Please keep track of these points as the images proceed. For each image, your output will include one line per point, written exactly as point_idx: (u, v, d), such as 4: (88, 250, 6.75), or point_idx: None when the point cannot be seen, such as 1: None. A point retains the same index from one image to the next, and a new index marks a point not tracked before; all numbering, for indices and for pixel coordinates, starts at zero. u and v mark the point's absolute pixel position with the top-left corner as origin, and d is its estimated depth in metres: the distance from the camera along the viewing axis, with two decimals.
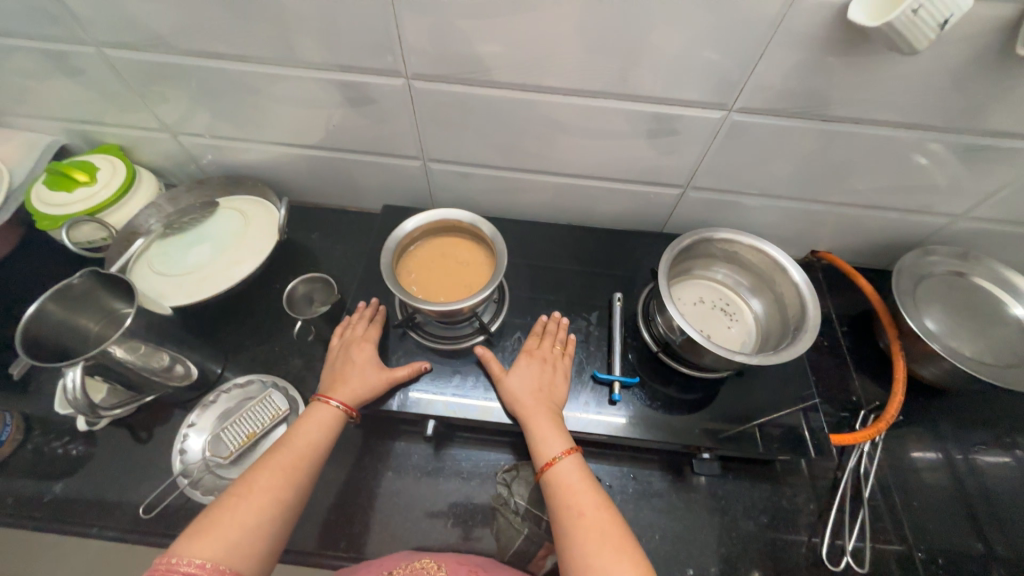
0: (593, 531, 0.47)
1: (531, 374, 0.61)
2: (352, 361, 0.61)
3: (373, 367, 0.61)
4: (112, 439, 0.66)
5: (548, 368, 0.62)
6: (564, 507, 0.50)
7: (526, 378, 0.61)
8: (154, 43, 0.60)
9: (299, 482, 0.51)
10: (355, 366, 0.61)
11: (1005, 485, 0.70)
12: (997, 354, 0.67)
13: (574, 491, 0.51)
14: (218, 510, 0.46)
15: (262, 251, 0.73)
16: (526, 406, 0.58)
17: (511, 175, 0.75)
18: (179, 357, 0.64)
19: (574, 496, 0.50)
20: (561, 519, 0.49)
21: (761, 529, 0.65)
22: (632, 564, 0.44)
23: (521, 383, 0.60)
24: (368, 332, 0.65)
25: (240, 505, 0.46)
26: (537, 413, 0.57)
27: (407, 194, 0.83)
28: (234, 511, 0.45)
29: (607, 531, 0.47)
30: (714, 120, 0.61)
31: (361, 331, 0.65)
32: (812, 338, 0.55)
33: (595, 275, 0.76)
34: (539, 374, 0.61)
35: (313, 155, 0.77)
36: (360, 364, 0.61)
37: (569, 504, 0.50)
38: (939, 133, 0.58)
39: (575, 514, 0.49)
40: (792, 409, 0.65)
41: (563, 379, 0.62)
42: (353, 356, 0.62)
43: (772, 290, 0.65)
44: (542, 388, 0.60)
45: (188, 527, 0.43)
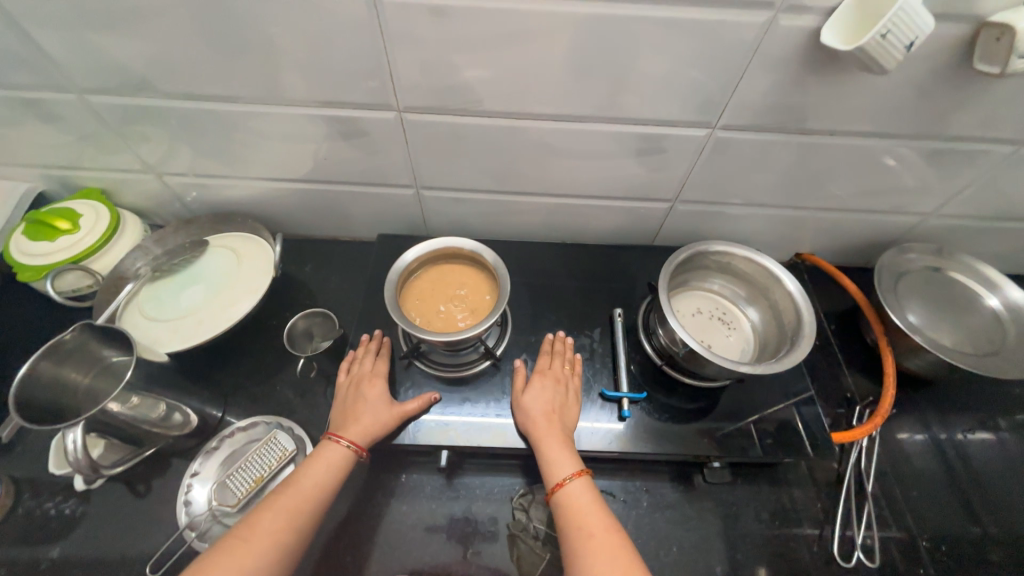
0: (601, 554, 0.48)
1: (542, 394, 0.61)
2: (362, 397, 0.61)
3: (383, 402, 0.60)
4: (110, 495, 0.63)
5: (560, 388, 0.63)
6: (574, 529, 0.51)
7: (538, 398, 0.61)
8: (138, 86, 0.59)
9: (302, 525, 0.50)
10: (366, 402, 0.60)
11: (994, 468, 0.74)
12: (977, 342, 0.71)
13: (583, 514, 0.51)
14: (220, 554, 0.46)
15: (258, 289, 0.72)
16: (537, 427, 0.59)
17: (504, 198, 0.76)
18: (177, 405, 0.62)
19: (584, 519, 0.51)
20: (570, 541, 0.50)
21: (773, 531, 0.67)
22: None
23: (533, 403, 0.60)
24: (376, 366, 0.64)
25: (242, 548, 0.47)
26: (548, 434, 0.58)
27: (401, 222, 0.83)
28: (236, 556, 0.46)
29: (615, 554, 0.48)
30: (699, 137, 0.63)
31: (368, 366, 0.64)
32: (809, 345, 0.57)
33: (593, 291, 0.77)
34: (551, 394, 0.61)
35: (304, 189, 0.76)
36: (370, 400, 0.60)
37: (578, 527, 0.51)
38: (907, 140, 0.62)
39: (584, 536, 0.50)
40: (783, 405, 0.68)
41: (573, 399, 0.63)
42: (363, 392, 0.61)
43: (767, 299, 0.67)
44: (554, 409, 0.60)
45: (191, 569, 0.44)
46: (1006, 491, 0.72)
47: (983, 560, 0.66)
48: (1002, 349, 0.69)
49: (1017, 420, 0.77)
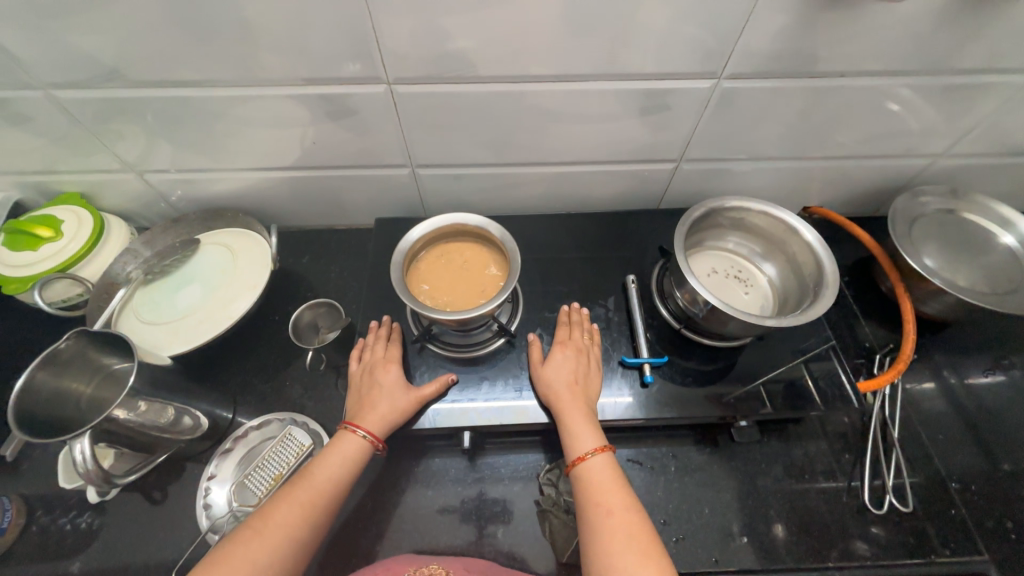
0: (619, 533, 0.46)
1: (564, 367, 0.60)
2: (378, 384, 0.59)
3: (399, 388, 0.59)
4: (126, 505, 0.62)
5: (582, 359, 0.61)
6: (593, 505, 0.49)
7: (561, 370, 0.59)
8: (107, 77, 0.55)
9: (316, 519, 0.49)
10: (382, 390, 0.58)
11: (1014, 405, 0.74)
12: (993, 283, 0.70)
13: (603, 491, 0.50)
14: (233, 547, 0.45)
15: (257, 284, 0.70)
16: (559, 399, 0.57)
17: (504, 171, 0.73)
18: (185, 408, 0.60)
19: (603, 495, 0.49)
20: (588, 517, 0.49)
21: (803, 485, 0.66)
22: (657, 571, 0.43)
23: (555, 376, 0.59)
24: (390, 352, 0.62)
25: (256, 540, 0.45)
26: (570, 407, 0.56)
27: (398, 204, 0.80)
28: (248, 550, 0.45)
29: (633, 533, 0.46)
30: (705, 90, 0.60)
31: (382, 352, 0.62)
32: (833, 295, 0.56)
33: (601, 261, 0.75)
34: (573, 366, 0.60)
35: (294, 177, 0.73)
36: (387, 387, 0.58)
37: (597, 503, 0.49)
38: (919, 77, 0.60)
39: (603, 513, 0.48)
40: (793, 363, 0.67)
41: (595, 373, 0.61)
42: (379, 379, 0.59)
43: (784, 253, 0.66)
44: (576, 381, 0.59)
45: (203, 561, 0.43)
46: None
47: (1009, 497, 0.67)
48: (1021, 286, 0.68)
49: None
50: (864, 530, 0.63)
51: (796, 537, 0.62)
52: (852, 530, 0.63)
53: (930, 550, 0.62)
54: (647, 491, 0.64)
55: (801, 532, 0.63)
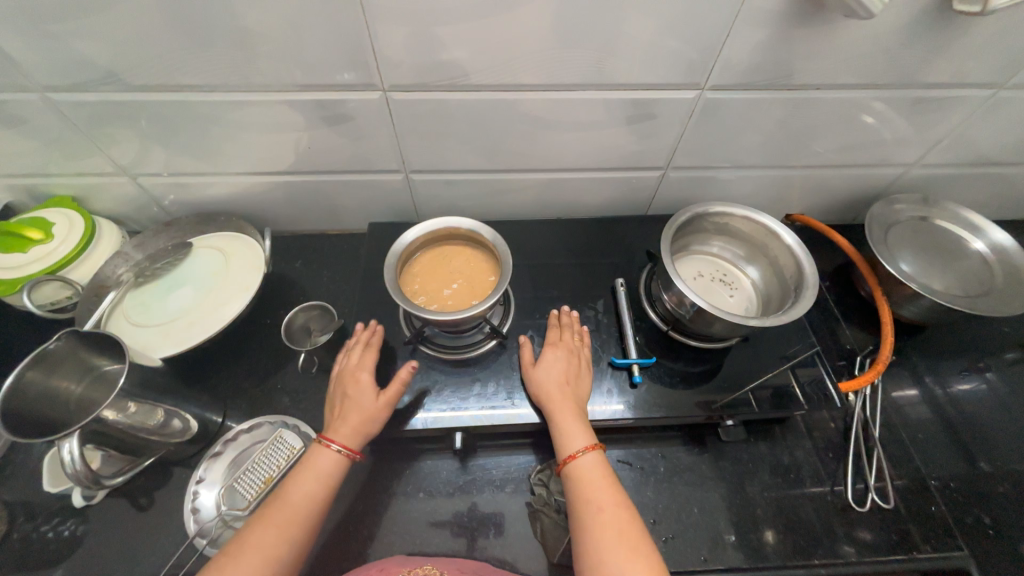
0: (609, 530, 0.47)
1: (555, 367, 0.60)
2: (349, 393, 0.58)
3: (367, 397, 0.57)
4: (111, 511, 0.61)
5: (573, 359, 0.62)
6: (584, 502, 0.50)
7: (552, 370, 0.60)
8: (103, 81, 0.56)
9: (297, 537, 0.48)
10: (352, 399, 0.57)
11: (988, 405, 0.76)
12: (965, 286, 0.73)
13: (593, 487, 0.50)
14: (208, 574, 0.44)
15: (249, 287, 0.70)
16: (550, 398, 0.58)
17: (496, 177, 0.75)
18: (175, 411, 0.60)
19: (593, 492, 0.50)
20: (579, 515, 0.49)
21: (789, 484, 0.67)
22: (646, 566, 0.44)
23: (546, 376, 0.60)
24: (362, 359, 0.61)
25: (232, 566, 0.44)
26: (561, 406, 0.57)
27: (391, 209, 0.81)
28: (224, 574, 0.44)
29: (623, 530, 0.47)
30: (688, 100, 0.63)
31: (355, 360, 0.61)
32: (813, 296, 0.58)
33: (591, 265, 0.77)
34: (565, 366, 0.61)
35: (289, 182, 0.74)
36: (355, 397, 0.57)
37: (588, 500, 0.50)
38: (889, 91, 0.63)
39: (594, 510, 0.49)
40: (778, 370, 0.68)
41: (586, 373, 0.62)
42: (349, 388, 0.58)
43: (766, 256, 0.69)
44: (568, 380, 0.60)
45: None
46: (1002, 427, 0.74)
47: (986, 493, 0.69)
48: (993, 290, 0.71)
49: (1005, 358, 0.80)
50: (849, 527, 0.64)
51: (784, 535, 0.63)
52: (837, 527, 0.64)
53: (912, 545, 0.64)
54: (637, 491, 0.65)
55: (788, 530, 0.64)
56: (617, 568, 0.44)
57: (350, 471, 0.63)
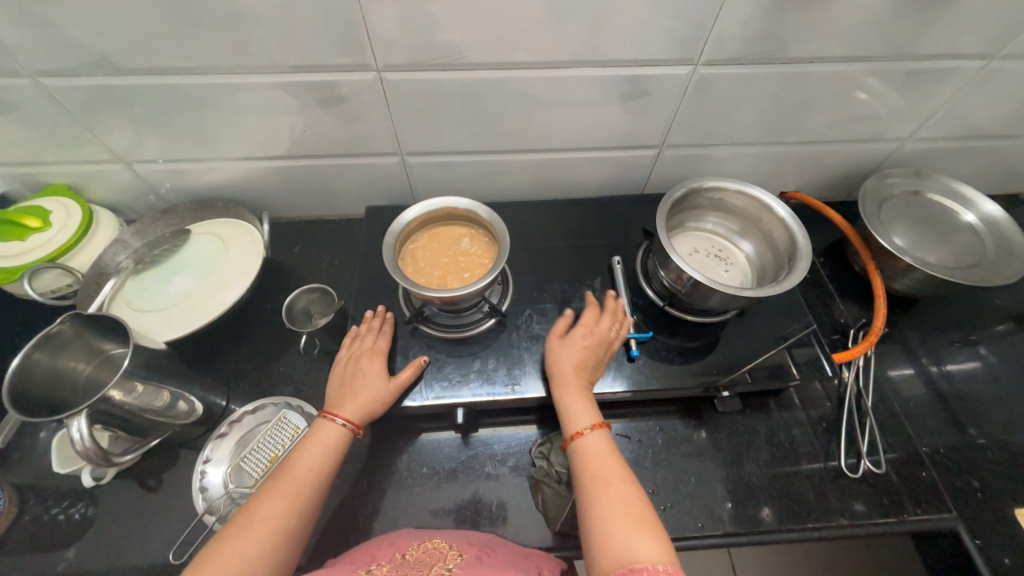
0: (613, 502, 0.48)
1: (576, 347, 0.61)
2: (363, 374, 0.60)
3: (380, 377, 0.59)
4: (120, 491, 0.62)
5: (598, 340, 0.62)
6: (589, 476, 0.51)
7: (568, 350, 0.61)
8: (97, 65, 0.56)
9: (305, 507, 0.49)
10: (364, 379, 0.59)
11: (975, 375, 0.78)
12: (959, 258, 0.74)
13: (599, 463, 0.52)
14: (221, 542, 0.45)
15: (250, 271, 0.71)
16: (565, 378, 0.59)
17: (493, 159, 0.75)
18: (180, 393, 0.61)
19: (599, 468, 0.51)
20: (584, 490, 0.50)
21: (783, 452, 0.69)
22: (651, 540, 0.44)
23: (564, 356, 0.61)
24: (376, 343, 0.63)
25: (244, 534, 0.45)
26: (573, 386, 0.58)
27: (388, 192, 0.81)
28: (236, 544, 0.45)
29: (628, 505, 0.48)
30: (682, 76, 0.63)
31: (367, 342, 0.63)
32: (806, 267, 0.59)
33: (588, 245, 0.78)
34: (585, 347, 0.62)
35: (284, 167, 0.74)
36: (368, 376, 0.59)
37: (593, 475, 0.51)
38: (879, 65, 0.63)
39: (599, 484, 0.50)
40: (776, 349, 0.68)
41: (603, 353, 0.62)
42: (363, 368, 0.60)
43: (760, 230, 0.70)
44: (586, 361, 0.61)
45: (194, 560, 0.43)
46: (991, 397, 0.76)
47: (976, 460, 0.70)
48: (984, 261, 0.73)
49: (996, 331, 0.82)
50: (843, 494, 0.66)
51: (780, 502, 0.65)
52: (832, 494, 0.66)
53: (903, 509, 0.65)
54: (636, 463, 0.67)
55: (783, 497, 0.66)
56: (621, 536, 0.45)
57: (355, 450, 0.65)
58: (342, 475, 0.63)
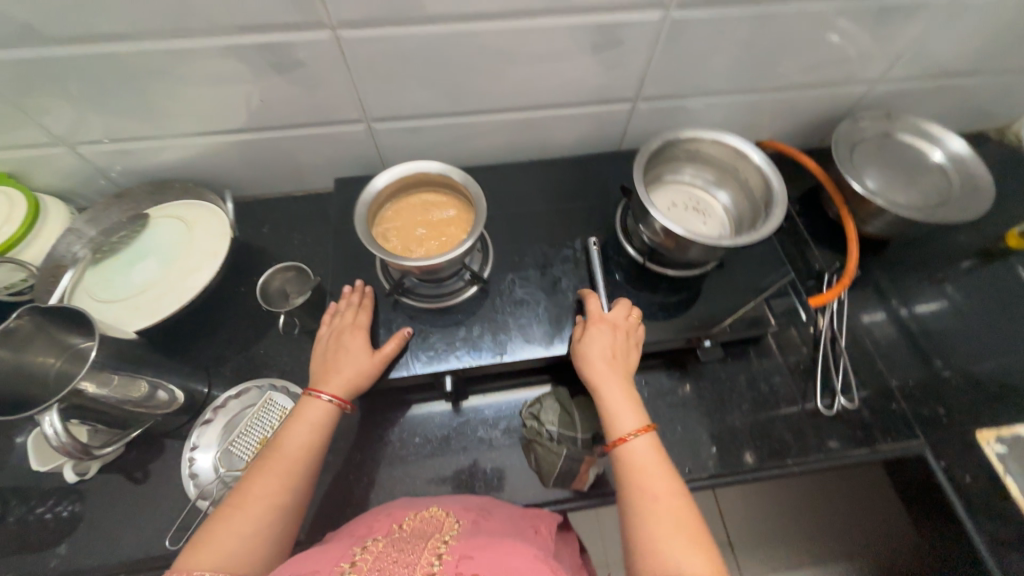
0: (666, 519, 0.46)
1: (609, 347, 0.59)
2: (345, 349, 0.59)
3: (364, 351, 0.59)
4: (107, 485, 0.61)
5: (626, 340, 0.60)
6: (637, 488, 0.49)
7: (602, 346, 0.58)
8: (18, 34, 0.50)
9: (298, 484, 0.49)
10: (348, 354, 0.58)
11: (941, 311, 0.81)
12: (927, 198, 0.76)
13: (646, 473, 0.50)
14: (215, 523, 0.45)
15: (218, 253, 0.68)
16: (601, 380, 0.57)
17: (464, 121, 0.72)
18: (158, 382, 0.59)
19: (647, 479, 0.49)
20: (633, 502, 0.49)
21: (763, 396, 0.72)
22: (705, 560, 0.44)
23: (598, 356, 0.58)
24: (357, 318, 0.61)
25: (238, 514, 0.45)
26: (612, 387, 0.56)
27: (356, 163, 0.77)
28: (230, 523, 0.44)
29: (679, 521, 0.46)
30: (654, 23, 0.60)
31: (348, 317, 0.61)
32: (782, 212, 0.60)
33: (567, 206, 0.76)
34: (618, 347, 0.59)
35: (242, 141, 0.69)
36: (351, 352, 0.58)
37: (640, 486, 0.49)
38: (851, 2, 0.62)
39: (649, 497, 0.48)
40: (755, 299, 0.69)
41: (633, 346, 0.61)
42: (345, 343, 0.59)
43: (736, 179, 0.70)
44: (620, 363, 0.58)
45: (189, 542, 0.43)
46: (955, 331, 0.79)
47: (941, 390, 0.74)
48: (951, 199, 0.75)
49: (961, 268, 0.85)
50: (820, 430, 0.70)
51: (761, 443, 0.68)
52: (809, 431, 0.69)
53: (874, 440, 0.69)
54: None
55: (764, 438, 0.69)
56: (677, 554, 0.44)
57: (346, 426, 0.65)
58: (336, 451, 0.64)
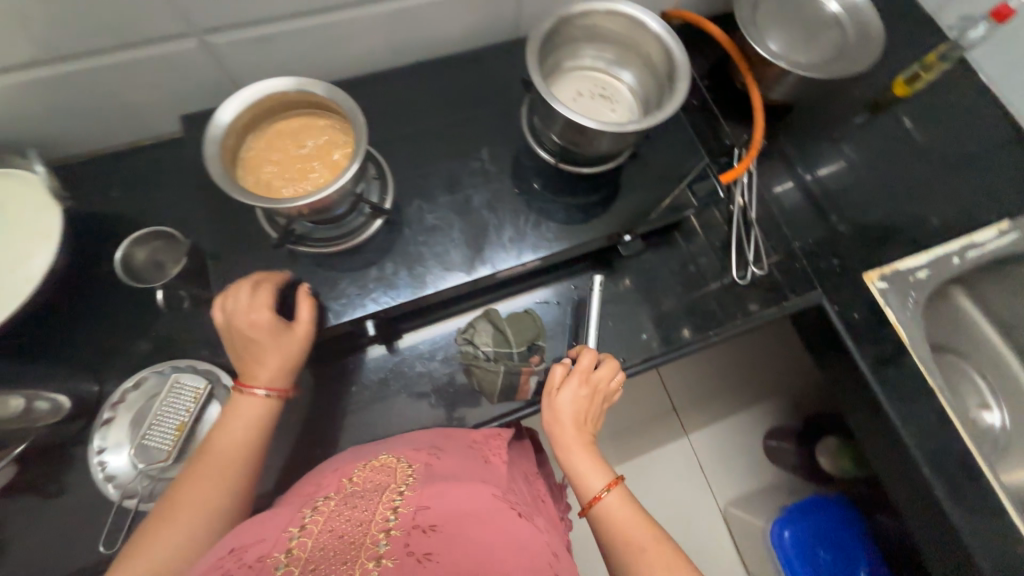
0: (655, 570, 0.44)
1: (577, 404, 0.55)
2: (257, 337, 0.49)
3: (284, 334, 0.50)
4: (15, 509, 0.55)
5: (593, 392, 0.56)
6: (619, 545, 0.47)
7: (573, 405, 0.54)
8: None
9: (236, 485, 0.46)
10: (265, 343, 0.49)
11: None
12: (825, 53, 0.75)
13: (627, 526, 0.47)
14: (148, 531, 0.42)
15: (50, 233, 0.56)
16: (569, 438, 0.53)
17: (323, 21, 0.59)
18: (34, 393, 0.54)
19: (628, 531, 0.47)
20: (620, 562, 0.46)
21: (685, 278, 0.76)
22: None
23: (564, 411, 0.54)
24: (254, 300, 0.49)
25: (170, 522, 0.42)
26: (581, 445, 0.53)
27: (204, 93, 0.63)
28: (162, 531, 0.41)
29: (669, 567, 0.44)
30: None
31: (242, 302, 0.49)
32: (686, 86, 0.56)
33: (468, 113, 0.69)
34: (585, 400, 0.55)
35: (34, 81, 0.54)
36: (268, 339, 0.49)
37: (624, 541, 0.47)
38: None
39: (633, 549, 0.46)
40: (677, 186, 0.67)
41: (602, 401, 0.57)
42: (253, 333, 0.49)
43: (639, 55, 0.64)
44: (587, 419, 0.55)
45: (120, 554, 0.41)
46: None
47: None
48: (847, 50, 0.74)
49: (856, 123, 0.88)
50: (738, 300, 0.75)
51: (686, 321, 0.73)
52: (729, 302, 0.74)
53: (782, 297, 0.76)
54: (558, 324, 0.70)
55: (689, 316, 0.73)
56: None
57: None
58: None
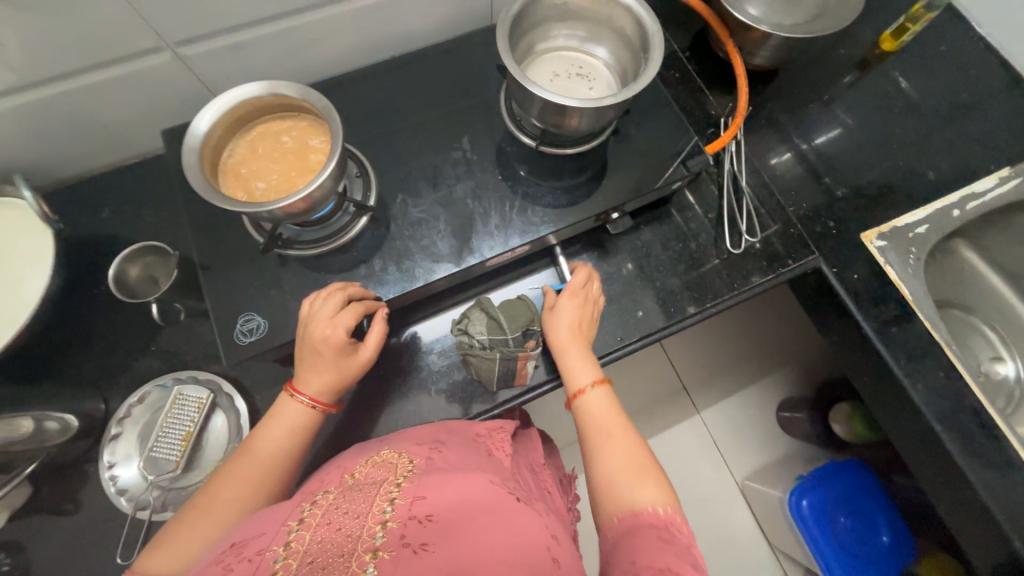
0: (619, 449, 0.47)
1: (570, 312, 0.58)
2: (324, 352, 0.50)
3: (342, 355, 0.51)
4: (35, 528, 0.56)
5: (586, 306, 0.60)
6: (592, 433, 0.50)
7: (569, 315, 0.58)
8: None
9: (272, 488, 0.46)
10: (326, 358, 0.50)
11: None
12: (806, 13, 0.75)
13: (603, 417, 0.51)
14: (180, 523, 0.42)
15: (41, 257, 0.58)
16: (561, 342, 0.57)
17: (293, 23, 0.59)
18: (44, 414, 0.54)
19: (604, 422, 0.50)
20: (590, 446, 0.49)
21: (679, 252, 0.75)
22: (658, 490, 0.45)
23: (558, 322, 0.58)
24: (341, 318, 0.51)
25: (202, 519, 0.43)
26: (572, 347, 0.56)
27: (182, 105, 0.64)
28: (191, 527, 0.42)
29: (632, 456, 0.47)
30: None
31: (326, 313, 0.51)
32: (661, 54, 0.56)
33: (446, 103, 0.68)
34: (580, 312, 0.59)
35: (14, 108, 0.54)
36: (328, 356, 0.50)
37: (596, 428, 0.50)
38: None
39: (603, 434, 0.49)
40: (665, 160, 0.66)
41: (594, 316, 0.61)
42: (323, 347, 0.50)
43: (611, 29, 0.64)
44: (581, 329, 0.58)
45: (146, 545, 0.41)
46: None
47: None
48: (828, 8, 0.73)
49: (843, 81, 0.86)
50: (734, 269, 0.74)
51: (683, 295, 0.72)
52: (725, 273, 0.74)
53: (781, 262, 0.73)
54: None
55: (686, 290, 0.73)
56: (629, 486, 0.45)
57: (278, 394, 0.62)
58: None
